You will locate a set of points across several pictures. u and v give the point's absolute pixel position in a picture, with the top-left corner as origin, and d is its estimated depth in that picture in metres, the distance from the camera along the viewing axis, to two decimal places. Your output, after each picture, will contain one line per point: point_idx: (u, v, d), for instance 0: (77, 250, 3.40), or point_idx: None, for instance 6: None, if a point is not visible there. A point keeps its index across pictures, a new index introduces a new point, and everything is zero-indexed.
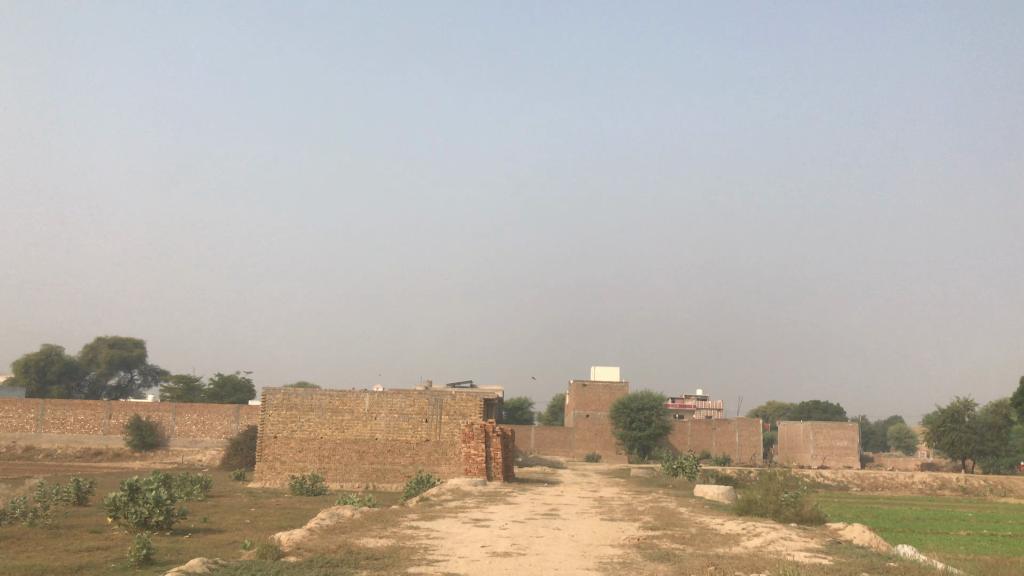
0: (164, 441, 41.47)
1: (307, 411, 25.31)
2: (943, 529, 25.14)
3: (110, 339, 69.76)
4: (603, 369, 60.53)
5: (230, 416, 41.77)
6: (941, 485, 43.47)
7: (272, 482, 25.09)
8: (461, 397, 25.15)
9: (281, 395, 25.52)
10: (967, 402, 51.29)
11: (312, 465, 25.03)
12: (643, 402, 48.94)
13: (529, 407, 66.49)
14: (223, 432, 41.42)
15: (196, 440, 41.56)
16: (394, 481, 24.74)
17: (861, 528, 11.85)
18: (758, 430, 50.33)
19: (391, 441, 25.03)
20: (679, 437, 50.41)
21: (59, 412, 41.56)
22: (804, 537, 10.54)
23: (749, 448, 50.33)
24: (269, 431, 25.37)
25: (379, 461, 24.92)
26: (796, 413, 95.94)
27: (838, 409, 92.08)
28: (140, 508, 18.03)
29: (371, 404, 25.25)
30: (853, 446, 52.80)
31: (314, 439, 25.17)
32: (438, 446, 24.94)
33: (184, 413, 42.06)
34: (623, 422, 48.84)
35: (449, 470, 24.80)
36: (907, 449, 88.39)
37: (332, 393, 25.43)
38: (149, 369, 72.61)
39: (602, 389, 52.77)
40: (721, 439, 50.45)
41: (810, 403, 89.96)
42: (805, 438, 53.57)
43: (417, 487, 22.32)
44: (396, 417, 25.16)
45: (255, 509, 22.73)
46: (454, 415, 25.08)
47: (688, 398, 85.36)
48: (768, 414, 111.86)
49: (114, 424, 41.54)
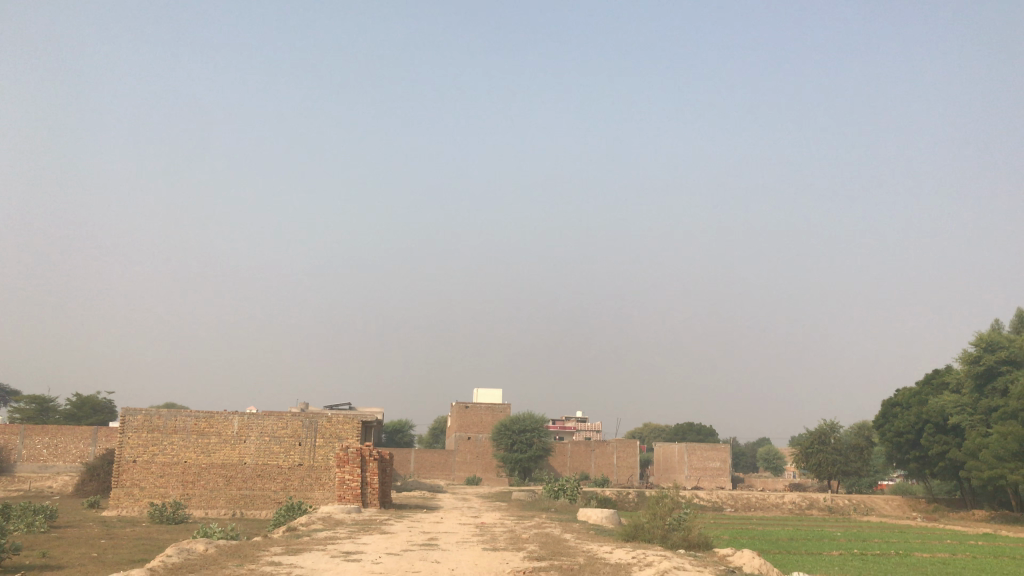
0: (9, 467, 37.94)
1: (169, 433, 23.40)
2: (814, 550, 25.42)
3: None
4: (485, 391, 59.89)
5: (86, 439, 38.72)
6: (809, 505, 44.81)
7: (129, 510, 23.01)
8: (337, 419, 23.87)
9: (142, 416, 23.51)
10: (833, 424, 53.20)
11: (174, 492, 23.13)
12: (525, 424, 48.54)
13: (409, 430, 65.02)
14: (78, 455, 38.33)
15: (47, 464, 38.25)
16: (263, 508, 23.15)
17: (750, 554, 11.57)
18: (636, 452, 50.68)
19: (261, 466, 23.44)
20: (558, 460, 50.17)
21: None
22: (698, 568, 10.08)
23: (626, 469, 50.59)
24: (127, 455, 23.30)
25: (247, 487, 23.27)
26: (671, 435, 97.95)
27: (711, 430, 94.67)
28: None
29: (240, 426, 23.61)
30: (726, 467, 53.97)
31: (177, 464, 23.28)
32: (311, 470, 23.54)
33: (33, 436, 38.67)
34: (504, 444, 48.26)
35: (323, 496, 23.45)
36: (774, 469, 91.48)
37: (198, 414, 23.65)
38: None
39: (484, 410, 52.09)
40: (600, 461, 50.52)
41: (684, 425, 92.09)
42: (680, 459, 54.42)
43: (287, 515, 20.86)
44: (267, 439, 23.61)
45: (105, 541, 20.68)
46: (329, 437, 23.77)
47: (568, 420, 85.75)
48: (644, 436, 113.86)
49: None
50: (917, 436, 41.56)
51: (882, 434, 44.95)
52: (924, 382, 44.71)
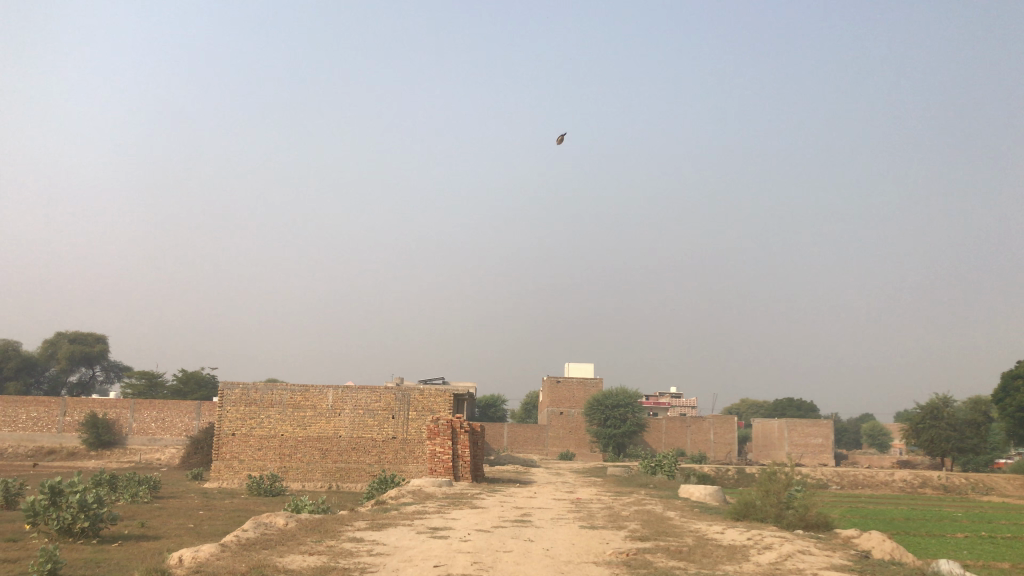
0: (121, 440, 39.13)
1: (266, 407, 23.33)
2: (937, 531, 23.51)
3: (71, 334, 67.07)
4: (577, 366, 59.01)
5: (191, 413, 39.55)
6: (922, 483, 42.24)
7: (229, 482, 23.07)
8: (430, 392, 23.33)
9: (240, 390, 23.49)
10: (946, 398, 50.06)
11: (271, 465, 23.07)
12: (618, 398, 47.50)
13: (502, 405, 64.79)
14: (183, 429, 39.20)
15: (155, 438, 39.26)
16: (358, 481, 22.88)
17: (880, 537, 10.33)
18: (734, 428, 48.92)
19: (356, 439, 23.16)
20: (653, 435, 48.92)
21: (11, 409, 39.26)
22: (825, 552, 8.90)
23: (724, 445, 48.89)
24: (226, 428, 23.35)
25: (343, 460, 23.03)
26: (771, 410, 94.98)
27: (812, 406, 91.30)
28: (62, 513, 16.08)
29: (334, 399, 23.35)
30: (829, 443, 51.54)
31: (274, 437, 23.21)
32: (404, 443, 23.11)
33: (142, 410, 39.77)
34: (597, 419, 47.40)
35: (417, 470, 23.01)
36: (881, 447, 87.34)
37: (293, 388, 23.51)
38: (111, 365, 69.91)
39: (577, 385, 51.20)
40: (697, 437, 48.98)
41: (783, 401, 89.22)
42: (780, 436, 52.40)
43: (379, 488, 20.45)
44: (361, 412, 23.29)
45: (204, 512, 20.74)
46: (422, 410, 23.26)
47: (662, 395, 84.18)
48: (742, 412, 110.79)
49: (68, 422, 39.25)
50: None
51: (1002, 409, 41.92)
52: None
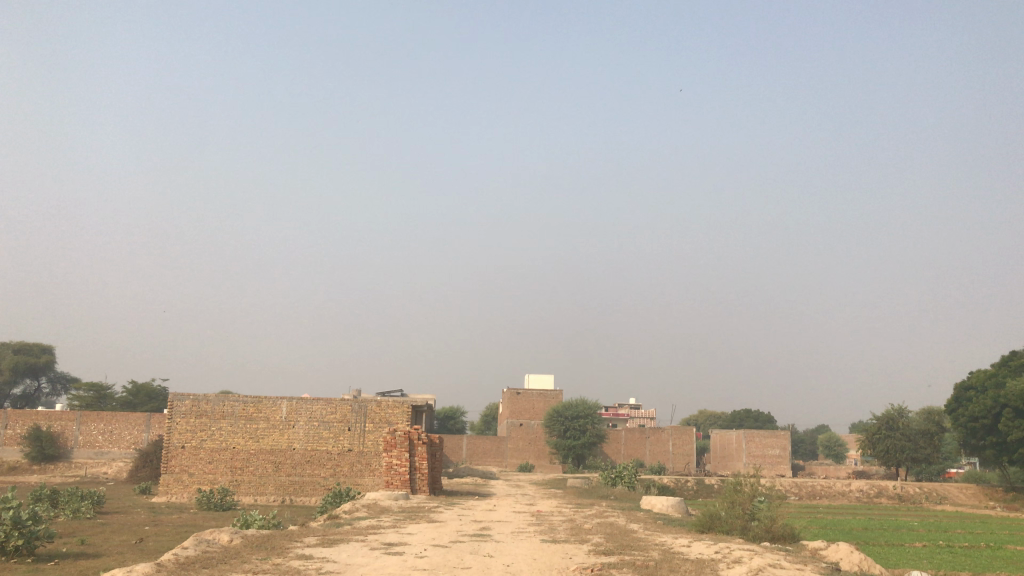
0: (66, 453, 37.78)
1: (218, 419, 22.53)
2: (895, 541, 23.49)
3: (15, 345, 64.98)
4: (537, 377, 58.66)
5: (141, 425, 38.28)
6: (877, 493, 42.55)
7: (178, 496, 22.21)
8: (387, 403, 22.75)
9: (190, 402, 22.66)
10: (900, 409, 50.60)
11: (222, 478, 22.28)
12: (578, 410, 47.21)
13: (460, 416, 64.15)
14: (132, 442, 37.90)
15: (103, 451, 37.94)
16: (313, 495, 22.18)
17: (849, 548, 10.07)
18: (692, 439, 48.87)
19: (311, 451, 22.46)
20: (613, 447, 48.70)
21: None
22: (796, 565, 8.56)
23: (682, 457, 48.84)
24: (175, 441, 22.50)
25: (297, 473, 22.32)
26: (729, 422, 95.49)
27: (769, 417, 92.02)
28: None
29: (289, 411, 22.63)
30: (786, 454, 51.77)
31: (226, 449, 22.41)
32: (361, 456, 22.47)
33: (90, 422, 38.45)
34: (557, 431, 47.06)
35: (373, 483, 22.39)
36: (836, 457, 88.12)
37: (246, 399, 22.75)
38: (57, 376, 67.85)
39: (536, 396, 50.81)
40: (655, 448, 48.85)
41: (741, 412, 89.83)
42: (737, 446, 52.55)
43: (334, 502, 19.80)
44: (316, 424, 22.61)
45: (149, 528, 19.88)
46: (379, 422, 22.65)
47: (622, 406, 84.20)
48: (699, 423, 111.33)
49: (11, 434, 37.84)
50: (995, 421, 39.02)
51: (955, 419, 42.43)
52: (1000, 365, 42.15)
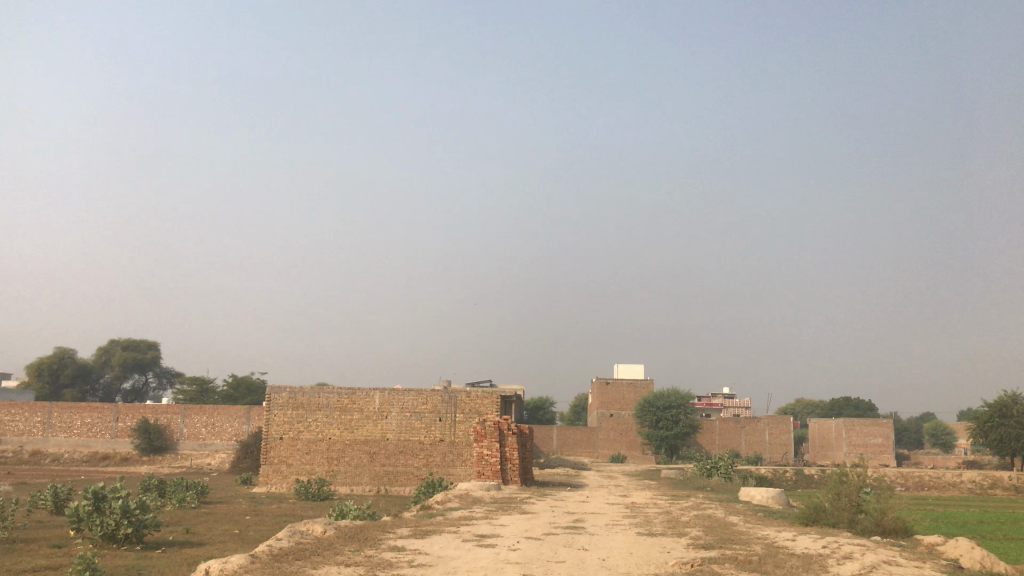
0: (173, 445, 39.26)
1: (313, 410, 22.91)
2: (1015, 536, 22.14)
3: (124, 341, 68.09)
4: (627, 367, 57.98)
5: (241, 418, 39.35)
6: (991, 484, 40.38)
7: (278, 486, 22.71)
8: (477, 393, 22.71)
9: (287, 394, 23.12)
10: (1014, 395, 47.92)
11: (319, 469, 22.66)
12: (670, 399, 46.43)
13: (551, 407, 64.01)
14: (234, 434, 39.02)
15: (206, 443, 39.22)
16: (406, 485, 22.35)
17: (971, 544, 9.39)
18: (789, 428, 47.42)
19: (403, 442, 22.62)
20: (706, 437, 47.73)
21: (66, 415, 39.62)
22: (914, 563, 7.98)
23: (780, 446, 47.46)
24: (274, 433, 22.99)
25: (390, 464, 22.52)
26: (828, 410, 92.49)
27: (870, 405, 88.69)
28: (106, 519, 15.76)
29: (381, 402, 22.85)
30: (889, 443, 49.71)
31: (322, 440, 22.79)
32: (452, 446, 22.51)
33: (194, 415, 39.81)
34: (648, 421, 46.41)
35: (465, 473, 22.41)
36: (944, 446, 84.29)
37: (340, 391, 23.07)
38: (163, 371, 70.79)
39: (627, 386, 50.18)
40: (751, 438, 47.62)
41: (840, 400, 86.90)
42: (837, 436, 50.77)
43: (427, 492, 19.87)
44: (408, 415, 22.75)
45: (250, 518, 20.38)
46: (469, 413, 22.64)
47: (715, 396, 82.56)
48: (797, 412, 108.24)
49: (122, 427, 39.55)
50: None
51: None
52: None
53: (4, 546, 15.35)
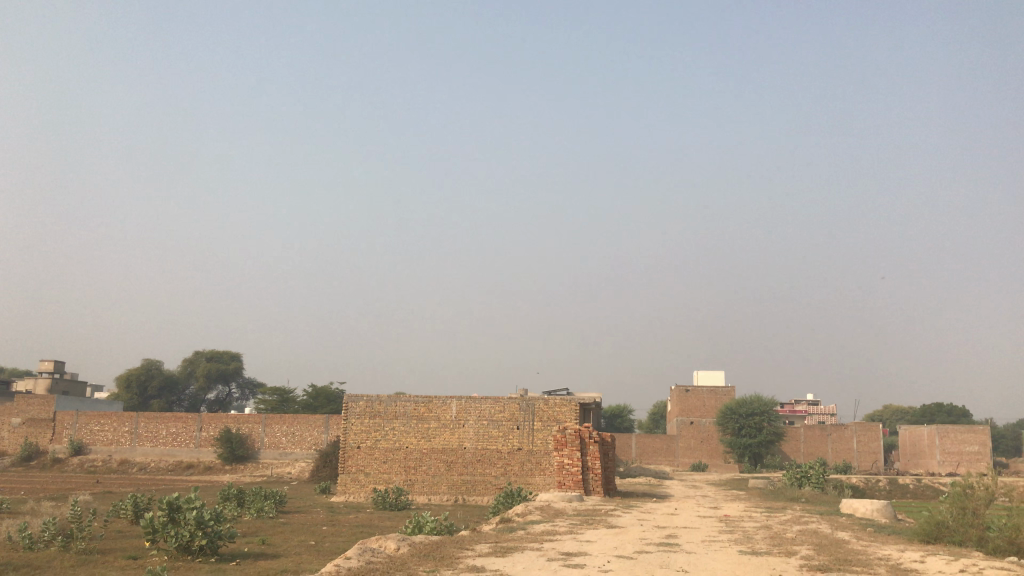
0: (254, 454, 39.46)
1: (391, 419, 22.43)
2: None
3: (208, 353, 69.48)
4: (706, 373, 56.33)
5: (320, 427, 39.24)
6: None
7: (356, 495, 22.29)
8: (555, 401, 21.90)
9: (364, 402, 22.70)
10: None
11: (397, 478, 22.17)
12: (753, 406, 44.76)
13: (628, 415, 62.77)
14: (313, 443, 38.94)
15: (286, 452, 39.23)
16: (484, 494, 21.68)
17: None
18: (879, 436, 44.74)
19: (481, 451, 21.94)
20: (791, 445, 45.81)
21: (152, 425, 40.28)
22: None
23: (869, 455, 44.89)
24: (352, 441, 22.59)
25: (469, 472, 21.87)
26: (919, 417, 88.47)
27: (964, 411, 84.40)
28: (181, 530, 15.49)
29: (458, 410, 22.23)
30: (986, 451, 46.86)
31: (399, 449, 22.28)
32: (531, 455, 21.74)
33: (274, 425, 39.93)
34: (731, 428, 44.84)
35: (544, 483, 21.59)
36: None
37: (416, 398, 22.53)
38: (246, 382, 71.99)
39: (707, 393, 48.58)
40: (838, 446, 45.47)
41: (931, 406, 82.97)
42: (930, 443, 48.16)
43: (506, 502, 19.10)
44: (485, 423, 22.07)
45: (327, 528, 19.97)
46: (547, 421, 21.84)
47: (799, 403, 79.79)
48: (885, 418, 104.00)
49: (205, 436, 40.02)
50: None
51: None
52: None
53: (80, 558, 15.15)
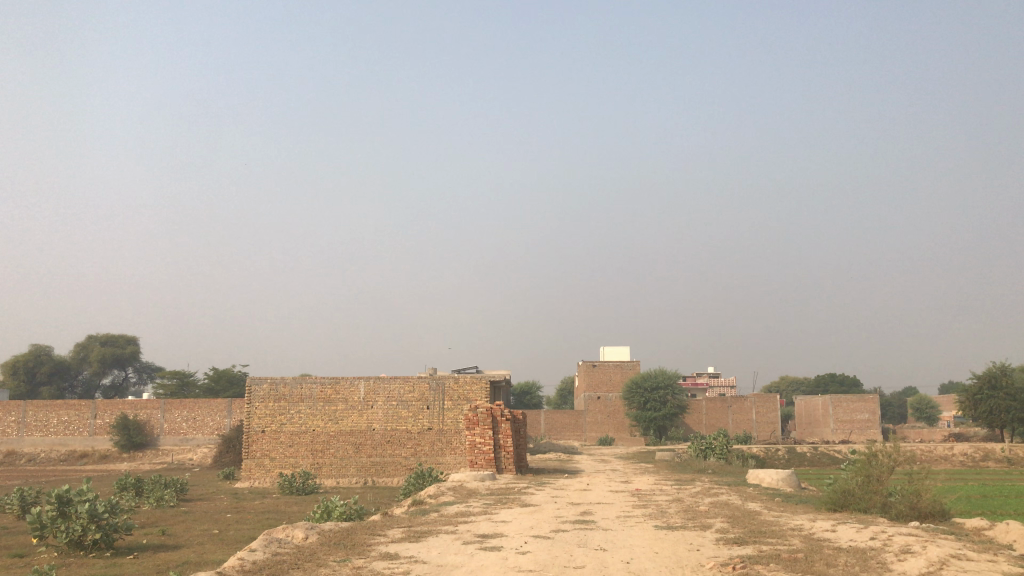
0: (153, 441, 37.92)
1: (296, 402, 21.77)
2: None
3: (101, 337, 66.39)
4: (613, 349, 57.16)
5: (222, 411, 37.97)
6: (983, 457, 39.61)
7: (261, 481, 21.60)
8: (465, 379, 21.64)
9: (268, 385, 21.95)
10: (1006, 365, 41.02)
11: (304, 462, 21.58)
12: (657, 380, 45.63)
13: (537, 391, 63.19)
14: (216, 428, 37.66)
15: (187, 437, 37.84)
16: (395, 476, 21.33)
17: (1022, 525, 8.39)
18: (776, 406, 46.63)
19: (390, 432, 21.54)
20: (694, 417, 46.91)
21: (41, 414, 38.20)
22: (983, 555, 6.90)
23: (767, 425, 46.66)
24: (256, 425, 21.83)
25: (378, 454, 21.46)
26: (813, 387, 92.14)
27: (855, 381, 88.34)
28: (72, 525, 14.59)
29: (367, 391, 21.74)
30: (875, 418, 49.10)
31: (306, 432, 21.67)
32: (441, 434, 21.45)
33: (173, 410, 38.42)
34: (637, 402, 45.63)
35: (455, 462, 21.36)
36: (929, 420, 83.74)
37: (323, 380, 21.91)
38: (143, 366, 69.18)
39: (613, 368, 49.26)
40: (738, 417, 46.88)
41: (825, 377, 86.52)
42: (824, 412, 50.15)
43: (417, 483, 18.79)
44: (394, 404, 21.66)
45: (231, 516, 19.25)
46: (457, 400, 21.58)
47: (701, 376, 81.94)
48: (782, 388, 107.96)
49: (99, 424, 38.18)
50: None
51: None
52: None
53: None
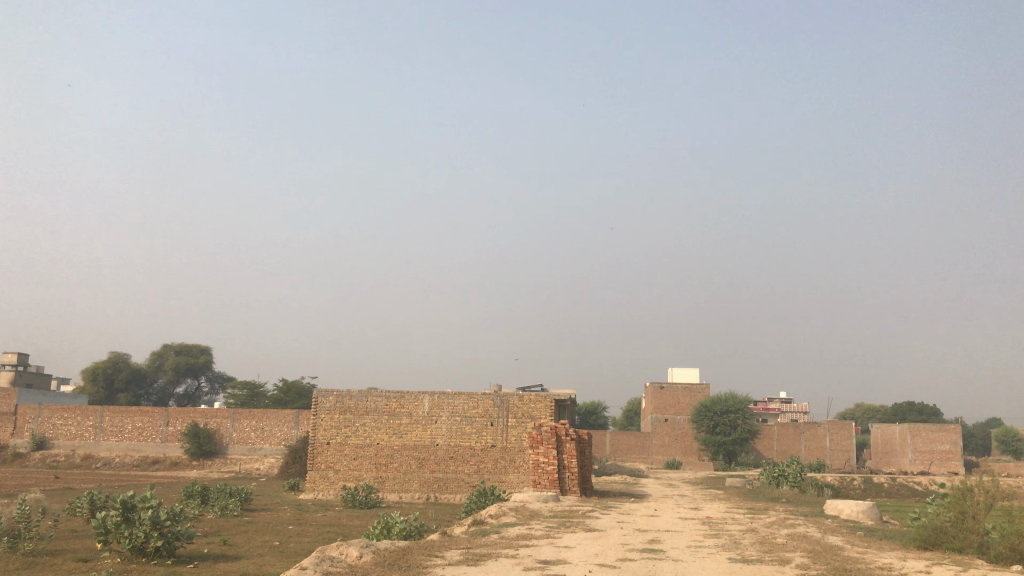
0: (222, 450, 38.44)
1: (361, 415, 21.62)
2: None
3: (177, 346, 68.13)
4: (681, 370, 55.95)
5: (290, 422, 38.28)
6: None
7: (325, 493, 21.49)
8: (530, 397, 21.19)
9: (334, 397, 21.86)
10: None
11: (367, 475, 21.38)
12: (727, 404, 44.39)
13: (603, 412, 62.29)
14: (282, 439, 37.99)
15: (255, 447, 38.26)
16: (457, 492, 20.98)
17: None
18: (852, 434, 44.82)
19: (453, 448, 21.21)
20: (765, 443, 45.42)
21: (117, 419, 39.12)
22: None
23: (842, 453, 44.87)
24: (321, 437, 21.73)
25: (441, 470, 21.16)
26: (891, 416, 88.78)
27: (935, 410, 84.78)
28: (135, 531, 14.59)
29: (431, 406, 21.47)
30: (957, 450, 46.81)
31: (370, 445, 21.49)
32: (504, 452, 21.04)
33: (243, 419, 38.91)
34: (705, 426, 44.44)
35: (519, 480, 20.91)
36: (1015, 453, 79.66)
37: (388, 394, 21.73)
38: (216, 375, 70.70)
39: (682, 390, 48.13)
40: (811, 444, 45.21)
41: (903, 405, 83.28)
42: (902, 442, 48.02)
43: (479, 502, 18.37)
44: (458, 419, 21.33)
45: (293, 527, 19.14)
46: (522, 417, 21.14)
47: (772, 401, 79.79)
48: (857, 416, 104.41)
49: (171, 431, 38.87)
50: None
51: None
52: None
53: (27, 560, 14.23)
